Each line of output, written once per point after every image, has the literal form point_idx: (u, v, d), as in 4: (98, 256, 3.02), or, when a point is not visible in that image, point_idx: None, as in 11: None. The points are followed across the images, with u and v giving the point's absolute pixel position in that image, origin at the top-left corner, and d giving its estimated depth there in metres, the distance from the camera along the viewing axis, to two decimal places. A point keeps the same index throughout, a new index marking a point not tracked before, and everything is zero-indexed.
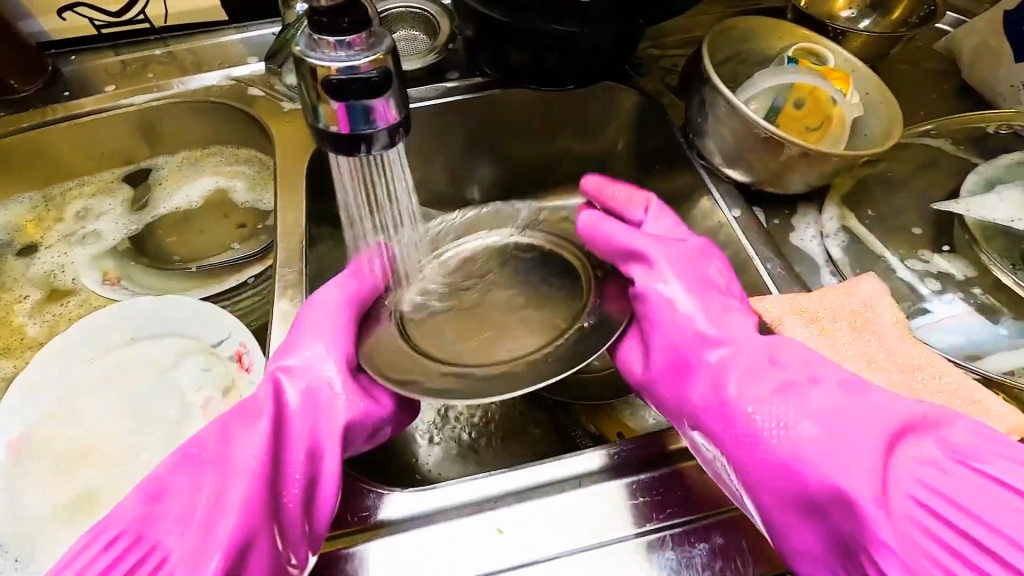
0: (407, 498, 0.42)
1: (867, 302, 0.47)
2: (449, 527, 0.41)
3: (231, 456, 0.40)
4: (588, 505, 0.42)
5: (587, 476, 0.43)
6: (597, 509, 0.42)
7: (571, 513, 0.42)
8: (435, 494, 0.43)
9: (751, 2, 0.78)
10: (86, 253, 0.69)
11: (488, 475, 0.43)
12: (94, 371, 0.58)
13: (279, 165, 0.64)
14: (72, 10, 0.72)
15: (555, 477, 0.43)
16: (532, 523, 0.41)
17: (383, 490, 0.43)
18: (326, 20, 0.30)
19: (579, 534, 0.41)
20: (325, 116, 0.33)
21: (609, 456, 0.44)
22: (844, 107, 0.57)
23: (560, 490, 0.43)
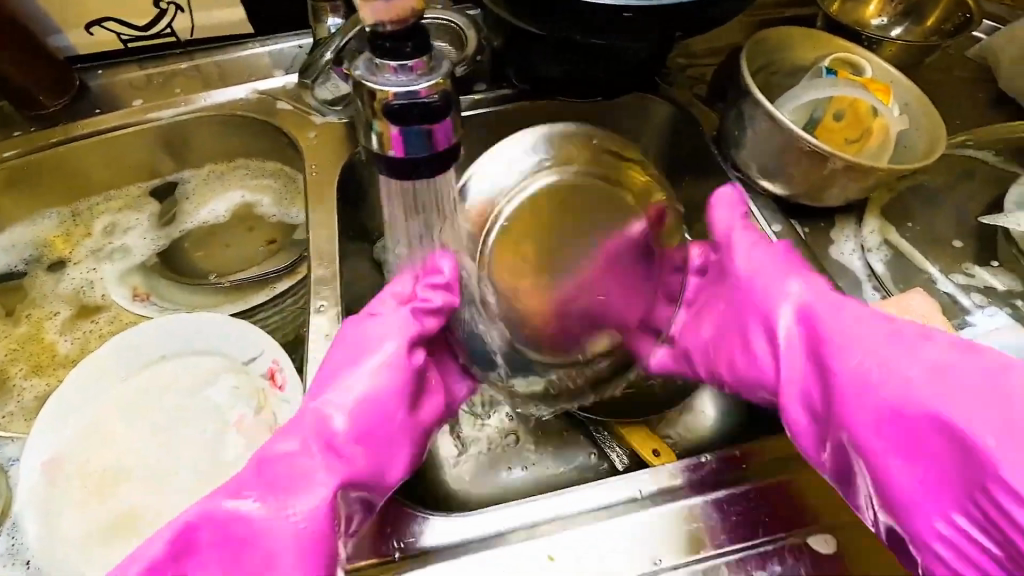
0: (480, 517, 0.42)
1: (919, 320, 0.47)
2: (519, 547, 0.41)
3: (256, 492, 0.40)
4: (631, 533, 0.41)
5: (661, 495, 0.43)
6: (677, 527, 0.42)
7: (654, 534, 0.41)
8: (534, 507, 0.42)
9: (780, 10, 0.78)
10: (115, 269, 0.69)
11: (550, 496, 0.42)
12: (128, 390, 0.57)
13: (310, 179, 0.63)
14: (99, 25, 0.71)
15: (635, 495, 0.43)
16: (579, 550, 0.41)
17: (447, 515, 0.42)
18: (388, 44, 0.30)
19: (661, 550, 0.41)
20: (381, 140, 0.32)
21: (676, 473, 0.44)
22: (888, 118, 0.56)
23: (641, 508, 0.42)
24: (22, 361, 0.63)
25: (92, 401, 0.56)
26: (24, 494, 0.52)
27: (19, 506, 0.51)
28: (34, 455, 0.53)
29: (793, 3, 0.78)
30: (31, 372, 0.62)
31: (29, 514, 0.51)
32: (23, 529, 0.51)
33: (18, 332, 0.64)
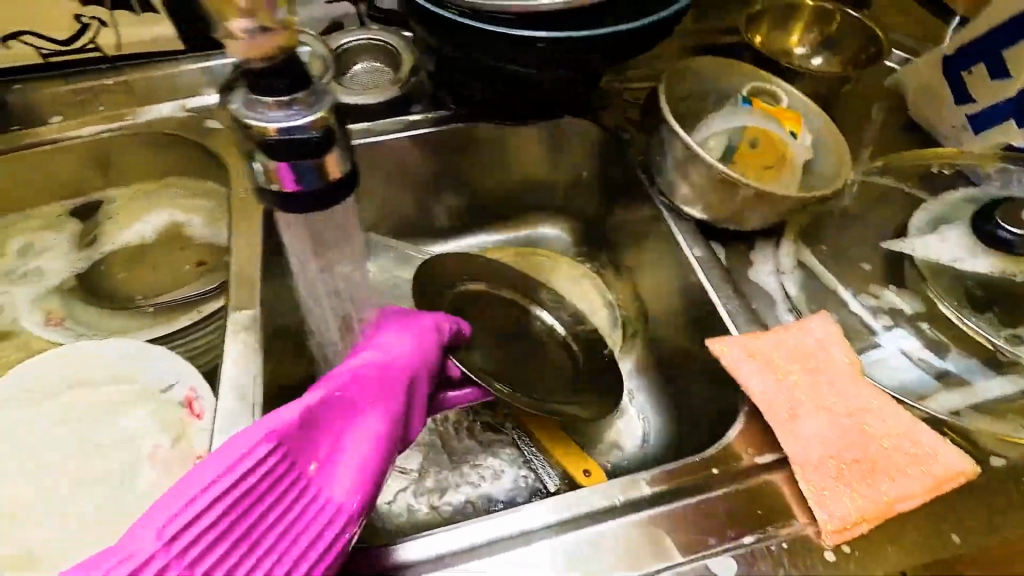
0: (453, 530, 0.41)
1: (822, 343, 0.48)
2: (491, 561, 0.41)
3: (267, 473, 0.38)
4: (550, 560, 0.41)
5: (592, 515, 0.42)
6: (600, 550, 0.41)
7: (584, 557, 0.41)
8: (499, 522, 0.42)
9: (710, 38, 0.81)
10: (27, 294, 0.65)
11: (516, 509, 0.42)
12: (36, 421, 0.55)
13: (236, 201, 0.62)
14: (17, 38, 0.69)
15: (567, 516, 0.42)
16: (536, 569, 0.40)
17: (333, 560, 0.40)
18: (264, 81, 0.30)
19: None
20: (267, 174, 0.32)
21: (591, 496, 0.43)
22: (798, 148, 0.58)
23: (576, 529, 0.42)
24: None
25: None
26: None
27: None
28: None
29: (724, 31, 0.81)
30: None
31: None
32: None
33: None
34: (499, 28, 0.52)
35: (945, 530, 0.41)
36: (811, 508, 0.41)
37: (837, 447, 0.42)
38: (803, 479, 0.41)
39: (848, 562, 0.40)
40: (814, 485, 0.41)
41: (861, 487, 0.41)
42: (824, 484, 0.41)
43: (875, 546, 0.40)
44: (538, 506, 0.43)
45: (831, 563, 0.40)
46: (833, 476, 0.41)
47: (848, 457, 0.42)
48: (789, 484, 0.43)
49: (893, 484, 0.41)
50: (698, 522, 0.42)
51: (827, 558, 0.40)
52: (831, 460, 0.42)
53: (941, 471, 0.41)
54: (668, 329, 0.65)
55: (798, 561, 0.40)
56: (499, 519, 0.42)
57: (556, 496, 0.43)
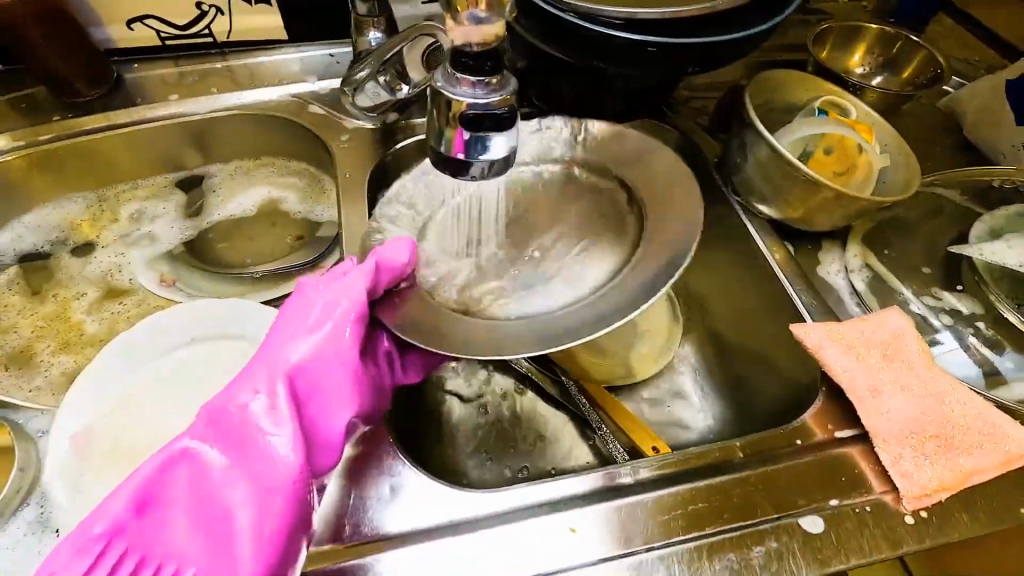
0: (472, 496, 0.45)
1: (897, 333, 0.52)
2: (515, 526, 0.44)
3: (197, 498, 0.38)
4: (578, 523, 0.44)
5: (634, 486, 0.47)
6: (649, 515, 0.45)
7: (622, 521, 0.45)
8: (545, 488, 0.46)
9: (775, 54, 0.86)
10: (143, 255, 0.71)
11: (545, 481, 0.46)
12: (156, 371, 0.59)
13: (343, 180, 0.67)
14: (141, 21, 0.74)
15: (597, 487, 0.46)
16: (558, 533, 0.44)
17: (427, 489, 0.46)
18: (470, 62, 0.35)
19: (622, 542, 0.44)
20: (449, 142, 0.37)
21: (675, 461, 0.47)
22: (871, 155, 0.62)
23: (611, 498, 0.46)
24: (49, 337, 0.64)
25: (122, 378, 0.58)
26: (53, 463, 0.52)
27: (51, 477, 0.52)
28: (64, 429, 0.54)
29: (788, 48, 0.86)
30: (59, 348, 0.63)
31: (58, 483, 0.51)
32: (53, 500, 0.51)
33: (45, 310, 0.66)
34: (612, 30, 0.57)
35: (1016, 503, 0.45)
36: (892, 477, 0.45)
37: (916, 423, 0.47)
38: (884, 450, 0.46)
39: (926, 525, 0.44)
40: (895, 455, 0.45)
41: (939, 459, 0.45)
42: (904, 455, 0.45)
43: (950, 513, 0.45)
44: (559, 483, 0.46)
45: (910, 525, 0.44)
46: (913, 448, 0.45)
47: (927, 432, 0.46)
48: (863, 455, 0.48)
49: (968, 458, 0.45)
50: (785, 486, 0.46)
51: (907, 522, 0.44)
52: (912, 434, 0.46)
53: (1012, 449, 0.45)
54: (734, 320, 0.69)
55: (878, 522, 0.44)
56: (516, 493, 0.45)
57: (596, 469, 0.47)
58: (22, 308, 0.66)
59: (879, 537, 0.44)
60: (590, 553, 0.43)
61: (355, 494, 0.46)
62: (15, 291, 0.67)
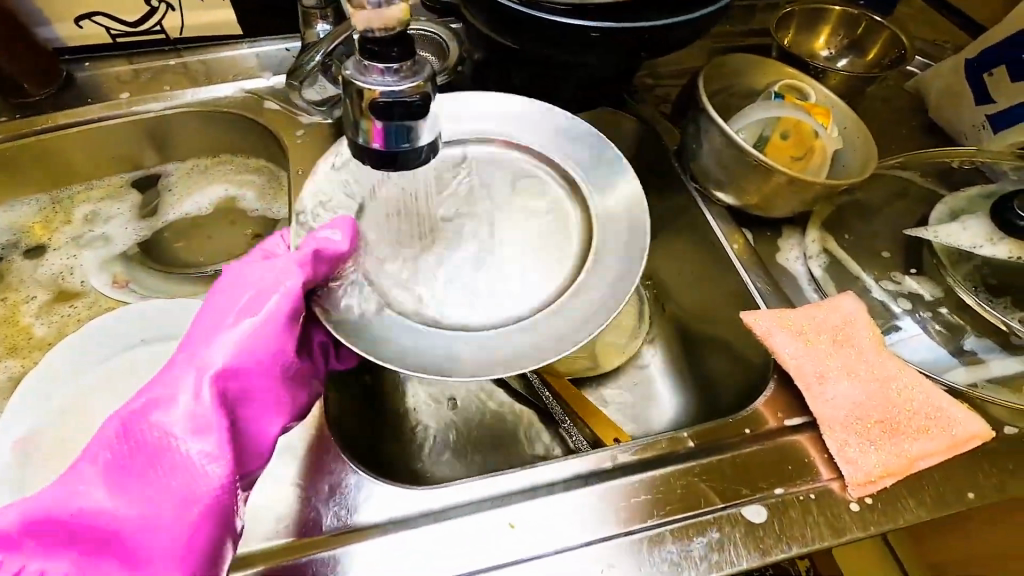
0: (423, 492, 0.44)
1: (849, 318, 0.51)
2: (465, 521, 0.43)
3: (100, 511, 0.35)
4: (531, 517, 0.44)
5: (589, 477, 0.46)
6: (598, 507, 0.44)
7: (572, 513, 0.44)
8: (497, 481, 0.45)
9: (741, 39, 0.84)
10: (96, 257, 0.71)
11: (497, 475, 0.45)
12: (103, 374, 0.58)
13: (295, 176, 0.66)
14: (88, 19, 0.72)
15: (554, 478, 0.46)
16: (507, 527, 0.43)
17: (395, 485, 0.45)
18: (376, 49, 0.34)
19: (571, 534, 0.43)
20: (366, 133, 0.36)
21: (626, 454, 0.47)
22: (827, 139, 0.62)
23: (563, 490, 0.45)
24: None
25: (69, 381, 0.57)
26: None
27: None
28: (7, 434, 0.54)
29: (753, 32, 0.85)
30: (5, 353, 0.62)
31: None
32: None
33: None
34: (559, 16, 0.55)
35: (962, 488, 0.45)
36: (838, 464, 0.44)
37: (864, 409, 0.46)
38: (830, 437, 0.45)
39: (870, 512, 0.44)
40: (841, 442, 0.45)
41: (885, 445, 0.44)
42: (850, 442, 0.45)
43: (896, 499, 0.44)
44: (510, 476, 0.45)
45: (855, 512, 0.44)
46: (859, 434, 0.45)
47: (874, 418, 0.45)
48: (813, 442, 0.47)
49: (914, 443, 0.44)
50: (731, 475, 0.46)
51: (851, 509, 0.44)
52: (858, 420, 0.45)
53: (958, 433, 0.45)
54: (696, 309, 0.68)
55: (823, 510, 0.44)
56: (472, 487, 0.45)
57: (550, 460, 0.46)
58: None
59: (822, 525, 0.43)
60: (540, 545, 0.43)
61: (305, 490, 0.45)
62: None
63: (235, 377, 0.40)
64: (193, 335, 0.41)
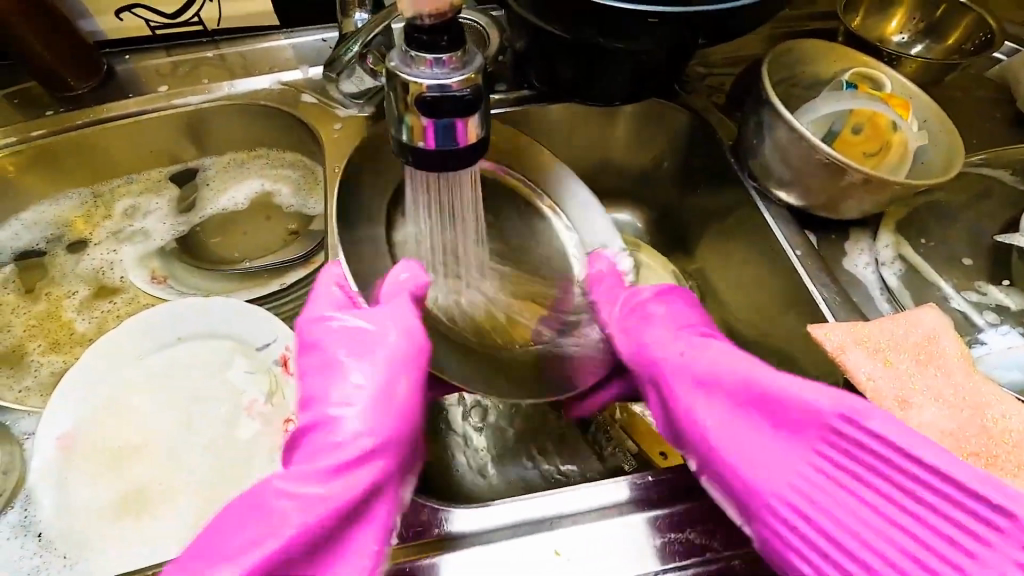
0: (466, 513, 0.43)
1: (930, 334, 0.46)
2: (509, 545, 0.42)
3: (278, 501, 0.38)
4: (583, 542, 0.42)
5: (641, 502, 0.44)
6: (657, 536, 0.43)
7: (628, 541, 0.43)
8: (545, 502, 0.43)
9: (802, 23, 0.78)
10: (136, 252, 0.71)
11: (544, 496, 0.44)
12: (141, 371, 0.58)
13: (331, 171, 0.64)
14: (128, 11, 0.71)
15: (608, 501, 0.44)
16: (559, 552, 0.42)
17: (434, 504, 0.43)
18: (425, 38, 0.31)
19: (630, 563, 0.42)
20: (413, 132, 0.33)
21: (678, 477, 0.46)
22: (906, 134, 0.56)
23: (617, 516, 0.44)
24: (39, 337, 0.65)
25: (107, 379, 0.57)
26: (39, 465, 0.52)
27: (36, 477, 0.52)
28: (50, 429, 0.54)
29: (816, 15, 0.78)
30: (48, 348, 0.64)
31: (44, 485, 0.51)
32: (37, 500, 0.51)
33: (37, 309, 0.66)
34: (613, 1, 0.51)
35: None
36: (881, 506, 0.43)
37: (953, 441, 0.41)
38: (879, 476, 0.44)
39: None
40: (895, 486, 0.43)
41: None
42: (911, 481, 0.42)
43: None
44: (559, 499, 0.44)
45: None
46: None
47: (967, 448, 0.40)
48: None
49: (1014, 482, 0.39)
50: None
51: None
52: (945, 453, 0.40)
53: None
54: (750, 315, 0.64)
55: None
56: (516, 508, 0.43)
57: (602, 481, 0.45)
58: (15, 307, 0.66)
59: None
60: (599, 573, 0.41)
61: None
62: (9, 289, 0.67)
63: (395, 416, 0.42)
64: (319, 376, 0.45)
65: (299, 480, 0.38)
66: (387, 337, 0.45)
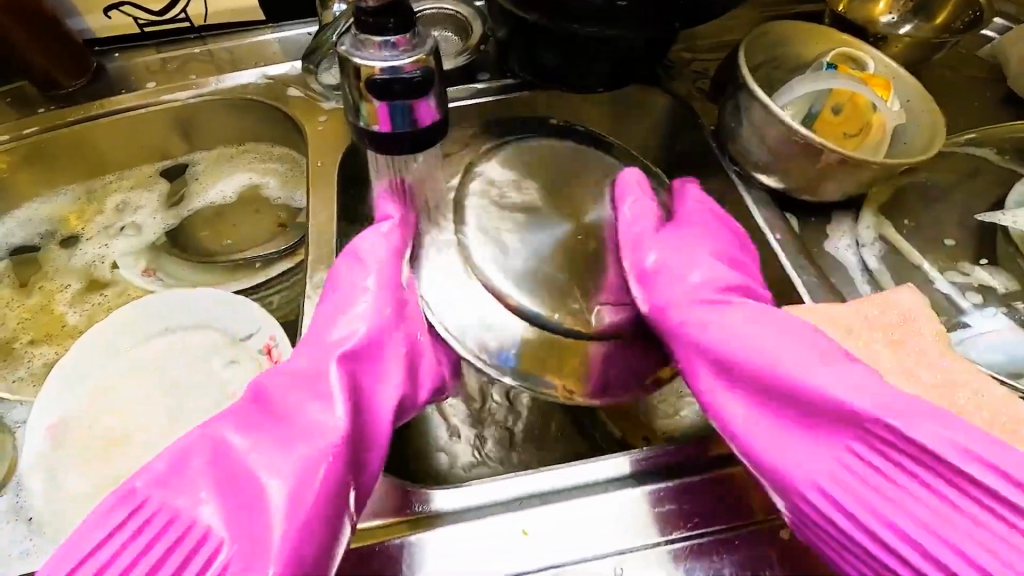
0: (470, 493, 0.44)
1: (906, 314, 0.47)
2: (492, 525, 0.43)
3: (247, 468, 0.39)
4: (551, 520, 0.43)
5: (612, 483, 0.45)
6: (627, 517, 0.43)
7: (598, 521, 0.43)
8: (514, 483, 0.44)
9: (788, 6, 0.77)
10: (127, 246, 0.72)
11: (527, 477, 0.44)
12: (129, 361, 0.59)
13: (312, 162, 0.64)
14: (116, 9, 0.72)
15: (580, 482, 0.45)
16: (530, 530, 0.42)
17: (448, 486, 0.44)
18: (372, 21, 0.31)
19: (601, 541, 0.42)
20: (367, 115, 0.33)
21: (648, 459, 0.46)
22: (886, 113, 0.55)
23: (589, 496, 0.44)
24: (32, 329, 0.66)
25: (95, 370, 0.58)
26: (30, 454, 0.54)
27: (28, 465, 0.53)
28: (41, 419, 0.56)
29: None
30: (41, 340, 0.65)
31: (35, 474, 0.53)
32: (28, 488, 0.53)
33: (31, 302, 0.68)
34: None
35: None
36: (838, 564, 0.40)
37: None
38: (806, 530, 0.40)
39: None
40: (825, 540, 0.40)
41: None
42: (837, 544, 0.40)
43: None
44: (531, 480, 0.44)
45: None
46: None
47: None
48: None
49: None
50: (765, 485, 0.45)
51: None
52: None
53: None
54: None
55: None
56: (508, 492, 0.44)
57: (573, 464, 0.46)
58: (10, 300, 0.68)
59: None
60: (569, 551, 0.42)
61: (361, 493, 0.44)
62: (4, 284, 0.69)
63: (361, 344, 0.46)
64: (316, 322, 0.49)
65: (269, 448, 0.40)
66: (370, 289, 0.49)
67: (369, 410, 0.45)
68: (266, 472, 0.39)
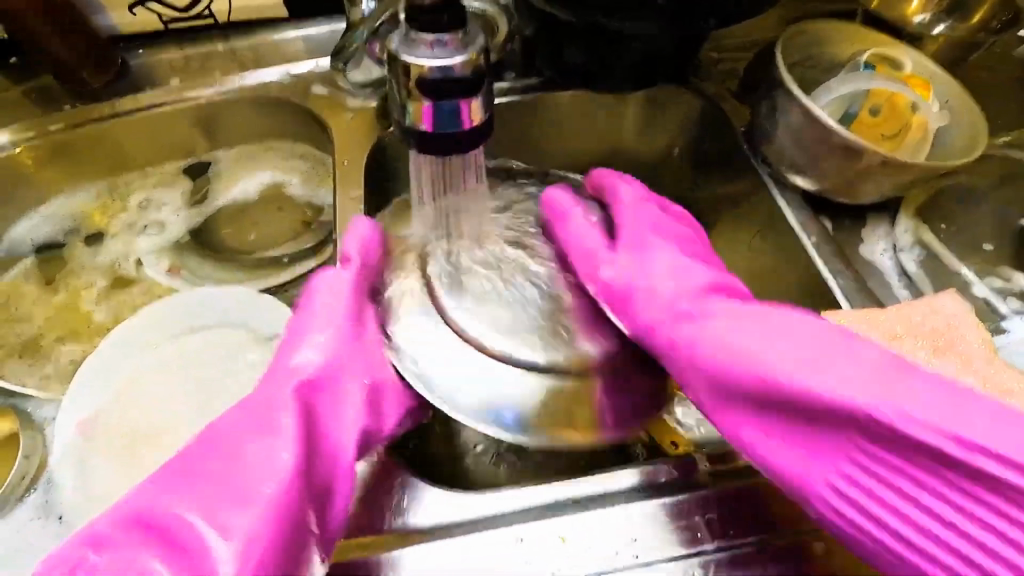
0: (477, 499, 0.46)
1: (951, 322, 0.46)
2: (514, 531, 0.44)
3: (195, 508, 0.40)
4: (586, 528, 0.44)
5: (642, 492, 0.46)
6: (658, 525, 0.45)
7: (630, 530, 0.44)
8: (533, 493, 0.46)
9: (818, 5, 0.76)
10: (151, 244, 0.72)
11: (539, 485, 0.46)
12: (154, 360, 0.59)
13: (338, 161, 0.64)
14: (141, 5, 0.72)
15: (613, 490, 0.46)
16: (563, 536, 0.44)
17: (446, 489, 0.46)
18: (424, 20, 0.31)
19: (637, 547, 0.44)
20: (414, 115, 0.33)
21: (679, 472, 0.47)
22: (926, 115, 0.54)
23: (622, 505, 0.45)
24: (58, 327, 0.66)
25: (122, 369, 0.58)
26: (59, 452, 0.54)
27: (58, 463, 0.53)
28: (69, 417, 0.56)
29: None
30: (68, 337, 0.65)
31: (64, 472, 0.53)
32: (58, 486, 0.53)
33: (56, 299, 0.68)
34: None
35: None
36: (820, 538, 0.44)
37: None
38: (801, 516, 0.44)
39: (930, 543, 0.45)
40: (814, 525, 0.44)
41: None
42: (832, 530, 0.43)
43: None
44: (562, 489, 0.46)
45: None
46: None
47: None
48: None
49: None
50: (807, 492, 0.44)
51: None
52: None
53: None
54: (765, 305, 0.62)
55: None
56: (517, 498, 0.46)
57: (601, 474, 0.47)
58: (36, 297, 0.68)
59: None
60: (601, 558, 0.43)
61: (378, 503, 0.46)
62: (29, 281, 0.69)
63: (314, 377, 0.47)
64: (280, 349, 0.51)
65: (216, 490, 0.41)
66: (327, 318, 0.50)
67: (322, 440, 0.46)
68: (219, 511, 0.40)
